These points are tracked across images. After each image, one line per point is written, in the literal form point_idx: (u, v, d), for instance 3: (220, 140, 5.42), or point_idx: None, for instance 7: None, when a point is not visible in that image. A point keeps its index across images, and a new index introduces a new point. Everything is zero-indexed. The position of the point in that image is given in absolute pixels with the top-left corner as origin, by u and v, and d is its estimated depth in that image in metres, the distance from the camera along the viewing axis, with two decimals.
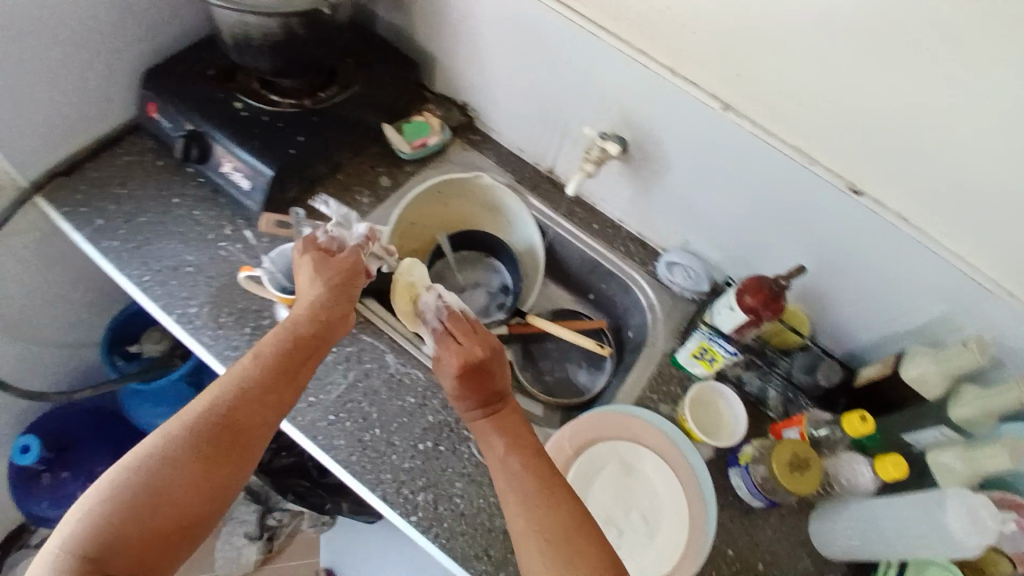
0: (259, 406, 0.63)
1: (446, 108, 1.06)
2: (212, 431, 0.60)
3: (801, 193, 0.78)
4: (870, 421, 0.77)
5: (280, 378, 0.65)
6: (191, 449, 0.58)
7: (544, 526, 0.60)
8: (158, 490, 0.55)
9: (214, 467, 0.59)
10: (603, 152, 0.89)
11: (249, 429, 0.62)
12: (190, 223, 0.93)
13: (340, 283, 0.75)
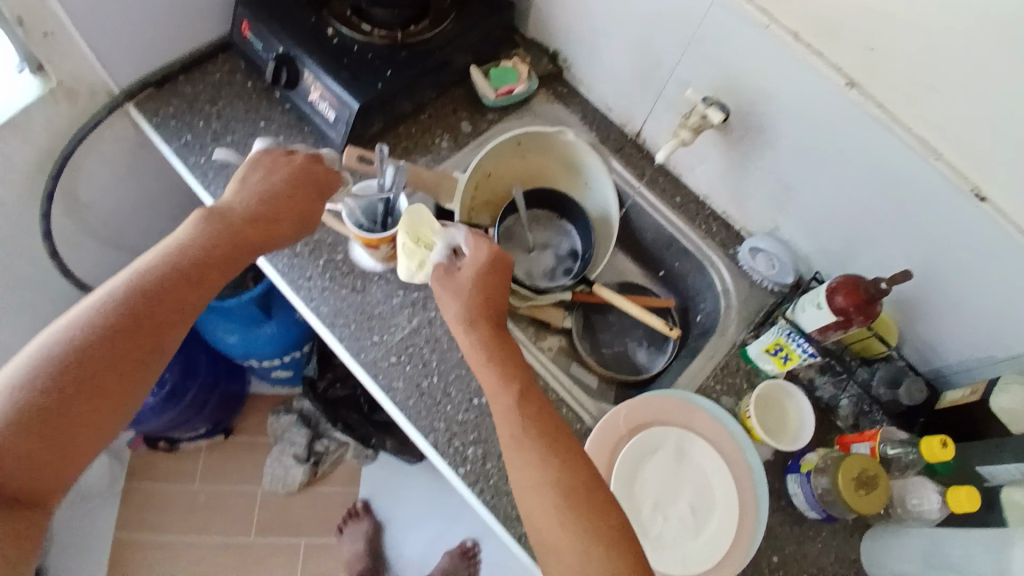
0: (176, 301, 0.61)
1: (536, 57, 1.02)
2: (130, 317, 0.58)
3: (920, 189, 0.72)
4: (951, 446, 0.71)
5: (204, 271, 0.64)
6: (100, 341, 0.56)
7: (557, 483, 0.61)
8: (66, 384, 0.54)
9: (113, 359, 0.56)
10: (703, 119, 0.84)
11: (162, 315, 0.59)
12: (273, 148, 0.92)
13: (301, 194, 0.73)
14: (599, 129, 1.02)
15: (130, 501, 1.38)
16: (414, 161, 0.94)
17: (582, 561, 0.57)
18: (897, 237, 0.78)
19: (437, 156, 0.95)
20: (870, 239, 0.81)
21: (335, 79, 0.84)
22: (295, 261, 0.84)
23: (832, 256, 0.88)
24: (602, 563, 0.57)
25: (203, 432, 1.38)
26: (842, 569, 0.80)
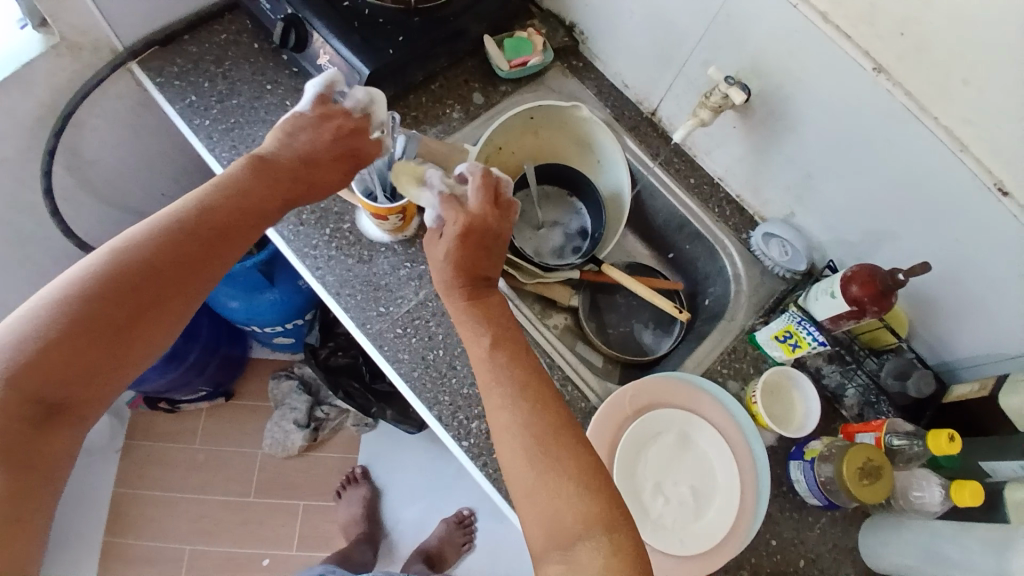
0: (225, 239, 0.60)
1: (552, 28, 0.99)
2: (178, 250, 0.56)
3: (942, 181, 0.70)
4: (957, 441, 0.70)
5: (250, 213, 0.62)
6: (146, 270, 0.54)
7: (529, 426, 0.61)
8: (110, 310, 0.52)
9: (158, 290, 0.55)
10: (725, 100, 0.81)
11: (211, 252, 0.58)
12: (280, 113, 0.89)
13: (344, 145, 0.69)
14: (614, 106, 1.00)
15: (131, 459, 1.39)
16: (424, 132, 0.91)
17: (553, 502, 0.58)
18: (916, 228, 0.76)
19: (447, 127, 0.93)
20: (888, 230, 0.80)
21: (346, 44, 0.81)
22: (301, 229, 0.83)
23: (847, 245, 0.86)
24: (572, 503, 0.57)
25: (204, 395, 1.39)
26: (839, 556, 0.81)
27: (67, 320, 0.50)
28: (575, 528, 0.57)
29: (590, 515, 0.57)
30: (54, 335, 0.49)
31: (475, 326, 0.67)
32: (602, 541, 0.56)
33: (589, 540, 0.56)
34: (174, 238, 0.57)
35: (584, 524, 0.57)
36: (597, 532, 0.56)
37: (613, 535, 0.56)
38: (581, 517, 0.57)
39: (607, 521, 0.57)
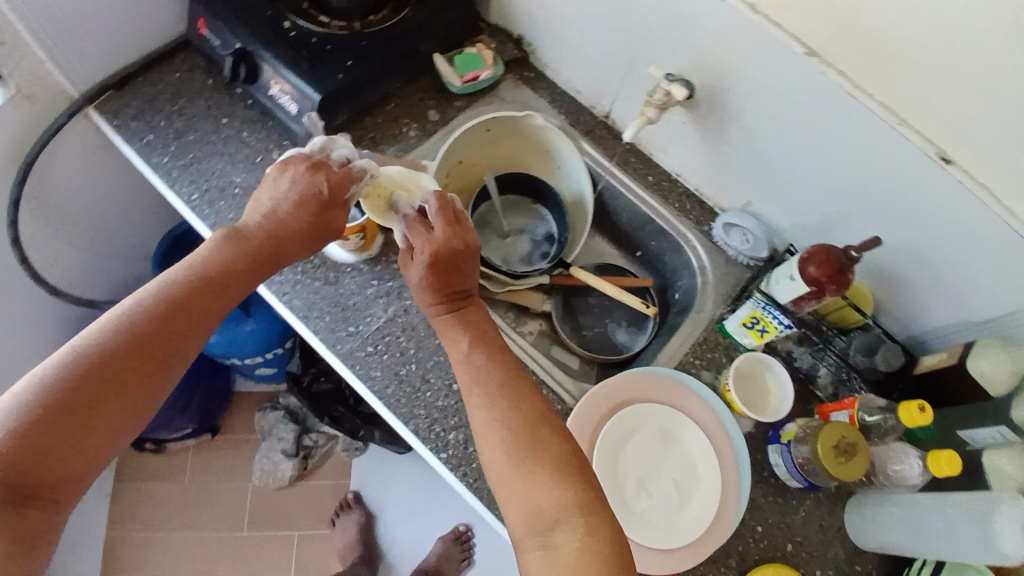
0: (205, 306, 0.60)
1: (501, 41, 1.01)
2: (161, 319, 0.57)
3: (885, 157, 0.72)
4: (930, 412, 0.71)
5: (233, 274, 0.63)
6: (130, 341, 0.55)
7: (509, 421, 0.62)
8: (95, 385, 0.53)
9: (143, 361, 0.55)
10: (668, 96, 0.83)
11: (190, 317, 0.59)
12: (237, 144, 0.90)
13: (324, 215, 0.69)
14: (569, 113, 1.02)
15: (120, 504, 1.37)
16: (382, 152, 0.93)
17: (529, 490, 0.59)
18: (867, 205, 0.78)
19: (405, 145, 0.94)
20: (840, 210, 0.81)
21: (296, 72, 0.83)
22: None
23: (806, 228, 0.87)
24: (548, 489, 0.58)
25: (190, 431, 1.38)
26: (828, 538, 0.81)
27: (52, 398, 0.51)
28: (552, 513, 0.58)
29: (568, 501, 0.58)
30: (39, 413, 0.50)
31: (451, 340, 0.69)
32: (577, 523, 0.57)
33: (566, 523, 0.57)
34: (156, 307, 0.58)
35: (562, 508, 0.58)
36: (574, 516, 0.57)
37: (588, 520, 0.57)
38: (558, 502, 0.58)
39: (584, 506, 0.58)
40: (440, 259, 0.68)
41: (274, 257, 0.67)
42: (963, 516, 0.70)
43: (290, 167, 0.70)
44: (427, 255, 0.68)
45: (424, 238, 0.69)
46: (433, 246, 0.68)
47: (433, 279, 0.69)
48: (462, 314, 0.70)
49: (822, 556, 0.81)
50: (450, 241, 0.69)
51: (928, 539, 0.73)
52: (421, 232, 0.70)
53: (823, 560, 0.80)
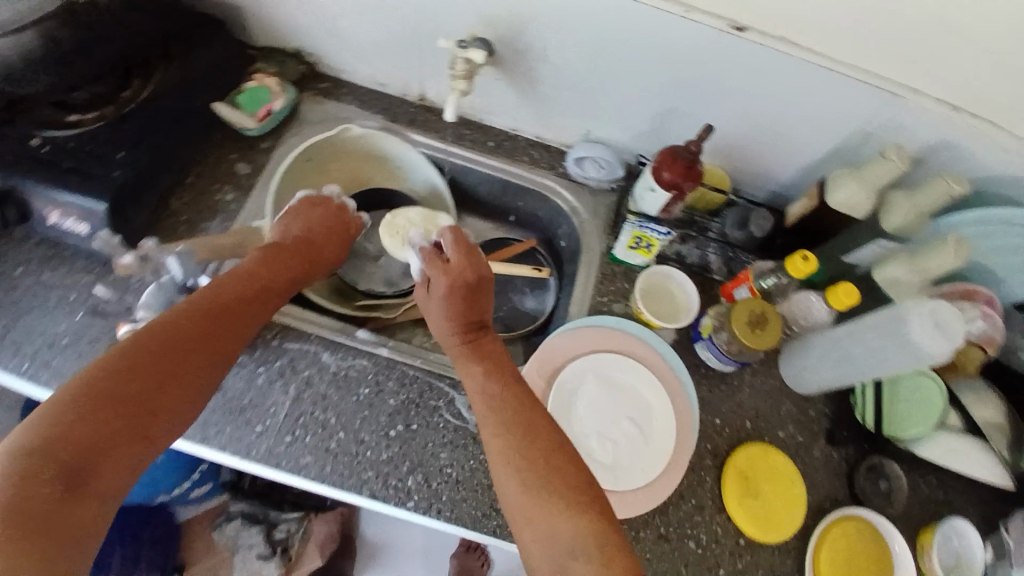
0: (227, 329, 0.62)
1: (279, 63, 0.91)
2: (193, 328, 0.58)
3: (689, 45, 0.73)
4: (813, 258, 0.74)
5: (246, 297, 0.66)
6: (165, 344, 0.56)
7: (519, 447, 0.59)
8: (128, 398, 0.52)
9: (167, 381, 0.54)
10: (469, 62, 0.76)
11: (216, 339, 0.60)
12: (40, 292, 0.76)
13: (332, 224, 0.82)
14: (383, 109, 0.95)
15: None
16: (206, 231, 0.82)
17: (538, 523, 0.55)
18: (690, 95, 0.80)
19: (228, 214, 0.83)
20: (669, 108, 0.83)
21: (65, 188, 0.70)
22: None
23: (647, 135, 0.89)
24: (561, 521, 0.54)
25: None
26: (776, 400, 0.87)
27: (85, 411, 0.49)
28: (564, 547, 0.53)
29: (578, 527, 0.54)
30: (75, 425, 0.48)
31: (467, 371, 0.66)
32: (595, 555, 0.52)
33: (578, 553, 0.52)
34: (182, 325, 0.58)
35: (575, 535, 0.53)
36: (590, 548, 0.52)
37: (604, 544, 0.53)
38: (568, 528, 0.54)
39: (597, 530, 0.54)
40: (463, 287, 0.71)
41: (277, 281, 0.71)
42: (879, 335, 0.73)
43: (298, 213, 0.81)
44: (444, 282, 0.70)
45: (445, 267, 0.73)
46: (453, 275, 0.71)
47: (452, 304, 0.70)
48: (478, 344, 0.69)
49: (777, 418, 0.87)
50: (469, 268, 0.72)
51: (858, 367, 0.77)
52: (439, 264, 0.73)
53: (779, 421, 0.86)
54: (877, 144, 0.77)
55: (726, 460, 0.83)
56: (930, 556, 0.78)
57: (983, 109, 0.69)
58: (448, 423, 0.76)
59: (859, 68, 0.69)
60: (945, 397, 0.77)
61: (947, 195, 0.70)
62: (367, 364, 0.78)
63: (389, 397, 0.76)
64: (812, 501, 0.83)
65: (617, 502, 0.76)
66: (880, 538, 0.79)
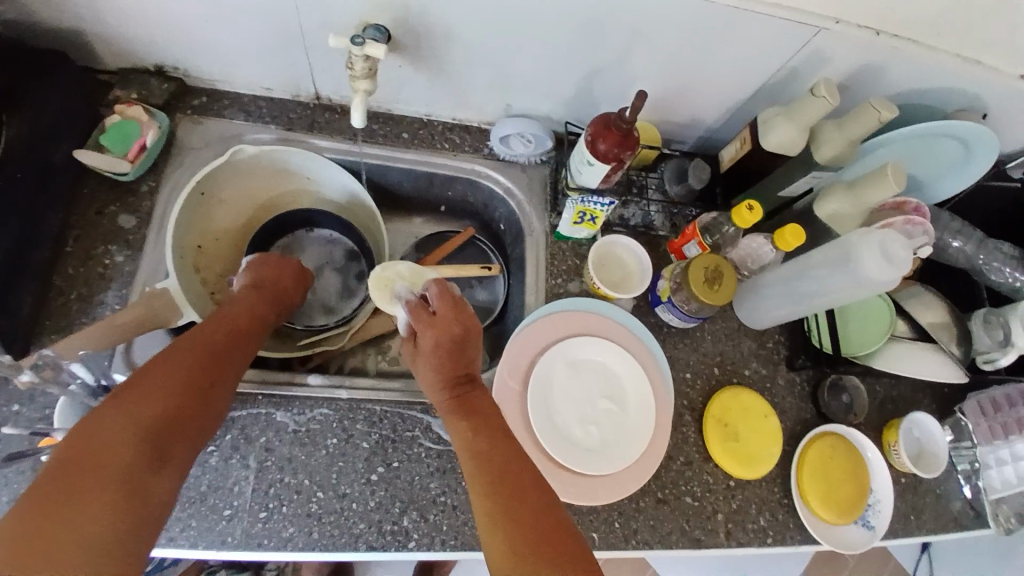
0: (248, 339, 0.64)
1: (140, 86, 0.78)
2: (207, 361, 0.57)
3: (604, 5, 0.68)
4: (757, 206, 0.75)
5: (257, 311, 0.67)
6: (187, 372, 0.55)
7: (502, 505, 0.55)
8: (185, 391, 0.54)
9: (213, 378, 0.57)
10: (369, 59, 0.68)
11: (239, 346, 0.63)
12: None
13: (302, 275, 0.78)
14: (276, 117, 0.83)
15: None
16: (103, 304, 0.71)
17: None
18: (614, 55, 0.75)
19: (124, 278, 0.73)
20: (591, 71, 0.78)
21: None
22: None
23: (572, 101, 0.84)
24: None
25: None
26: (736, 340, 0.89)
27: (152, 399, 0.52)
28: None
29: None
30: (145, 408, 0.51)
31: (458, 429, 0.63)
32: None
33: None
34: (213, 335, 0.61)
35: None
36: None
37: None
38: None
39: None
40: (454, 340, 0.67)
41: (274, 311, 0.70)
42: (827, 264, 0.74)
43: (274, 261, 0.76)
44: (433, 334, 0.67)
45: (433, 319, 0.68)
46: (440, 330, 0.67)
47: (439, 359, 0.66)
48: (467, 397, 0.65)
49: (739, 355, 0.88)
50: (458, 319, 0.68)
51: (811, 300, 0.78)
52: (426, 317, 0.69)
53: (745, 360, 0.88)
54: (804, 79, 0.77)
55: (703, 411, 0.84)
56: (899, 451, 0.85)
57: (902, 29, 0.70)
58: (430, 451, 0.73)
59: (781, 4, 0.67)
60: (891, 305, 0.86)
61: (874, 123, 0.71)
62: (329, 412, 0.72)
63: (361, 441, 0.72)
64: (787, 428, 0.87)
65: (613, 483, 0.76)
66: (852, 447, 0.85)
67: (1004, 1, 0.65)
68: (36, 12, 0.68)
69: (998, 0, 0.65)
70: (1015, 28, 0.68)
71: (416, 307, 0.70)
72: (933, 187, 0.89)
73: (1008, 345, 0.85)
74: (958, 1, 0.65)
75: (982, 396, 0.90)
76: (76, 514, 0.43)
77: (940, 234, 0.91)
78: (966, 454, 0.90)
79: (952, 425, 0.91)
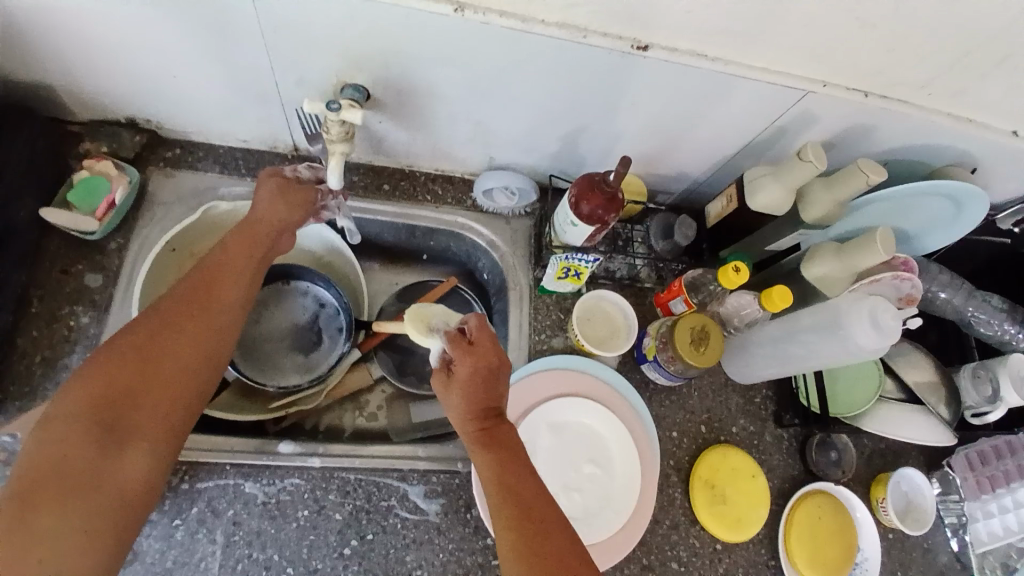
0: (229, 283, 0.61)
1: (112, 137, 0.76)
2: (162, 329, 0.56)
3: (587, 67, 0.66)
4: (743, 268, 0.73)
5: (246, 253, 0.63)
6: (135, 347, 0.55)
7: (528, 541, 0.55)
8: (154, 342, 0.55)
9: (181, 328, 0.57)
10: (346, 123, 0.66)
11: (216, 294, 0.60)
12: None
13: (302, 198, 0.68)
14: (252, 169, 0.81)
15: None
16: (68, 368, 0.69)
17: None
18: (597, 113, 0.74)
19: (90, 341, 0.70)
20: (576, 126, 0.77)
21: None
22: None
23: (556, 155, 0.82)
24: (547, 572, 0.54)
25: None
26: (723, 396, 0.87)
27: (121, 353, 0.54)
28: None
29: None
30: (110, 368, 0.54)
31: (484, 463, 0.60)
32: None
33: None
34: (189, 288, 0.59)
35: None
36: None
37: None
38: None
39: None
40: (490, 369, 0.62)
41: (261, 251, 0.64)
42: (815, 329, 0.73)
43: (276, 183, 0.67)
44: (473, 366, 0.61)
45: (471, 349, 0.63)
46: (478, 360, 0.62)
47: (472, 390, 0.62)
48: (495, 433, 0.62)
49: (727, 413, 0.86)
50: (495, 349, 0.63)
51: (796, 362, 0.77)
52: (462, 346, 0.63)
53: (732, 417, 0.86)
54: (791, 137, 0.76)
55: (689, 472, 0.82)
56: (886, 509, 0.84)
57: (890, 91, 0.69)
58: (406, 521, 0.71)
59: (765, 68, 0.66)
60: (879, 364, 0.84)
61: (859, 187, 0.70)
62: (301, 481, 0.70)
63: (334, 512, 0.69)
64: (775, 486, 0.85)
65: (595, 553, 0.74)
66: (841, 507, 0.83)
67: (997, 64, 0.63)
68: (3, 66, 0.67)
69: (988, 64, 0.64)
70: (1008, 89, 0.67)
71: (455, 337, 0.64)
72: (921, 243, 0.86)
73: (996, 399, 0.84)
74: (948, 66, 0.64)
75: (970, 449, 0.88)
76: (49, 456, 0.50)
77: (929, 287, 0.89)
78: (954, 507, 0.87)
79: (939, 478, 0.88)
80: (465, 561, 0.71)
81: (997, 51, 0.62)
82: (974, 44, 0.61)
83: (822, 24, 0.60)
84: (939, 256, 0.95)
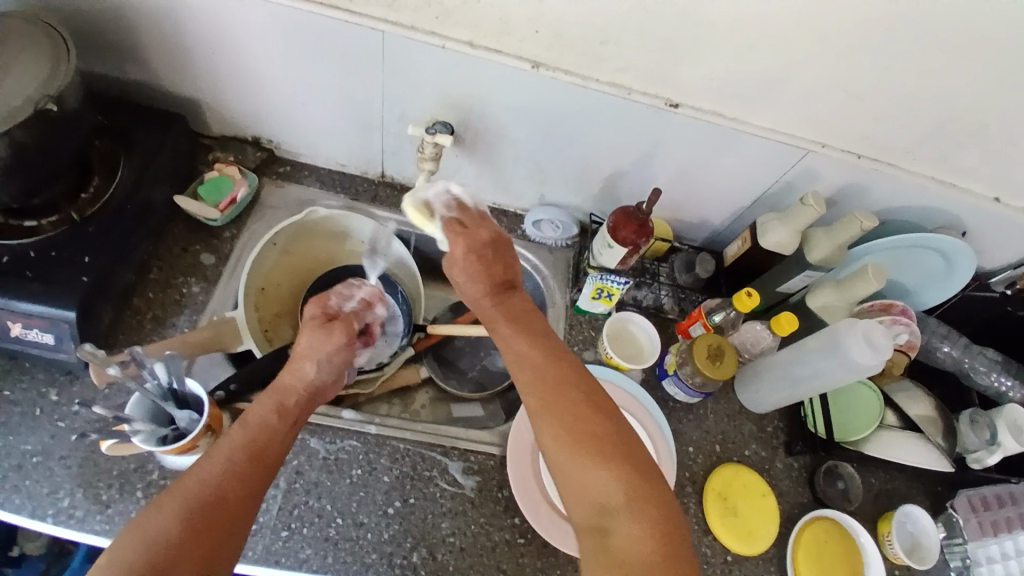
0: (260, 475, 0.59)
1: (236, 150, 0.94)
2: (197, 511, 0.54)
3: (629, 119, 0.83)
4: (755, 294, 0.85)
5: (283, 422, 0.64)
6: (170, 535, 0.52)
7: (573, 419, 0.61)
8: (187, 531, 0.53)
9: (219, 523, 0.54)
10: (437, 145, 0.84)
11: (259, 470, 0.59)
12: (0, 410, 0.72)
13: (338, 360, 0.71)
14: (345, 188, 0.98)
15: None
16: (173, 326, 0.81)
17: (587, 480, 0.59)
18: (634, 159, 0.89)
19: (195, 306, 0.83)
20: (618, 170, 0.92)
21: (28, 299, 0.70)
22: (112, 512, 0.69)
23: (597, 195, 0.98)
24: (604, 480, 0.59)
25: None
26: (737, 420, 0.94)
27: (127, 564, 0.50)
28: (606, 501, 0.58)
29: (625, 493, 0.58)
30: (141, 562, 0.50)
31: (502, 332, 0.68)
32: (635, 513, 0.57)
33: (626, 512, 0.57)
34: (225, 469, 0.57)
35: (626, 501, 0.58)
36: (625, 505, 0.58)
37: (644, 507, 0.57)
38: (618, 494, 0.58)
39: (640, 502, 0.58)
40: (480, 245, 0.71)
41: (293, 422, 0.64)
42: (819, 350, 0.83)
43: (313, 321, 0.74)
44: (469, 243, 0.70)
45: (462, 229, 0.72)
46: (460, 245, 0.71)
47: (470, 264, 0.70)
48: (503, 300, 0.70)
49: (740, 438, 0.93)
50: (488, 224, 0.73)
51: (805, 384, 0.86)
52: (468, 220, 0.73)
53: (743, 442, 0.93)
54: (796, 190, 0.90)
55: (703, 484, 0.88)
56: (892, 543, 0.87)
57: (881, 155, 0.84)
58: (445, 492, 0.78)
59: (774, 129, 0.82)
60: (881, 398, 0.93)
61: (856, 231, 0.83)
62: (357, 445, 0.79)
63: (383, 475, 0.78)
64: (783, 509, 0.90)
65: None
66: (845, 533, 0.87)
67: (969, 130, 0.78)
68: (171, 87, 0.86)
69: (962, 129, 0.79)
70: (983, 155, 0.82)
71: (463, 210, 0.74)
72: (920, 296, 0.99)
73: (995, 443, 0.90)
74: (924, 133, 0.80)
75: (973, 493, 0.92)
76: None
77: (928, 338, 0.99)
78: (958, 550, 0.89)
79: (943, 521, 0.92)
80: (494, 536, 0.77)
81: (966, 119, 0.77)
82: (943, 114, 0.77)
83: (819, 93, 0.76)
84: (937, 314, 1.05)
